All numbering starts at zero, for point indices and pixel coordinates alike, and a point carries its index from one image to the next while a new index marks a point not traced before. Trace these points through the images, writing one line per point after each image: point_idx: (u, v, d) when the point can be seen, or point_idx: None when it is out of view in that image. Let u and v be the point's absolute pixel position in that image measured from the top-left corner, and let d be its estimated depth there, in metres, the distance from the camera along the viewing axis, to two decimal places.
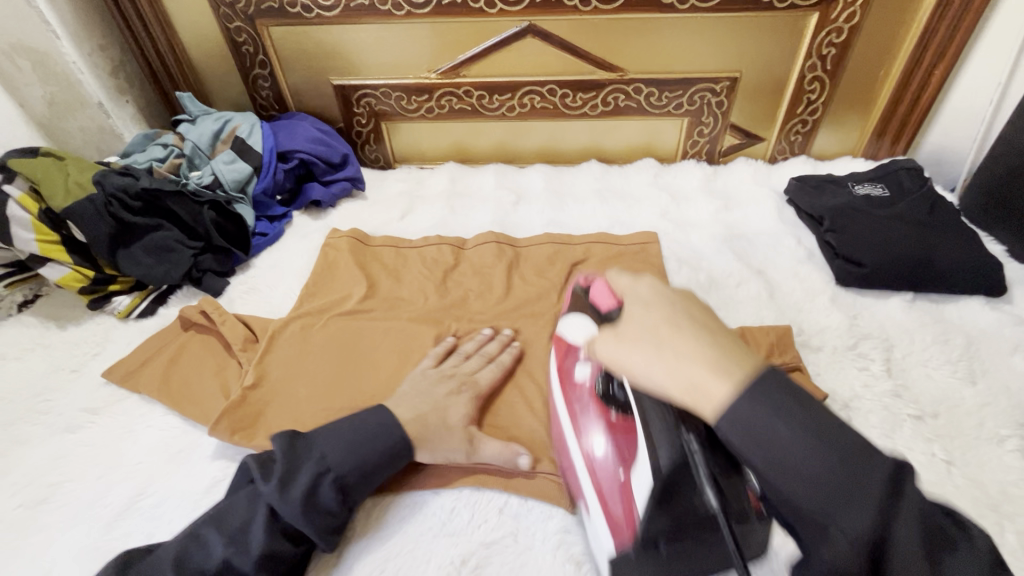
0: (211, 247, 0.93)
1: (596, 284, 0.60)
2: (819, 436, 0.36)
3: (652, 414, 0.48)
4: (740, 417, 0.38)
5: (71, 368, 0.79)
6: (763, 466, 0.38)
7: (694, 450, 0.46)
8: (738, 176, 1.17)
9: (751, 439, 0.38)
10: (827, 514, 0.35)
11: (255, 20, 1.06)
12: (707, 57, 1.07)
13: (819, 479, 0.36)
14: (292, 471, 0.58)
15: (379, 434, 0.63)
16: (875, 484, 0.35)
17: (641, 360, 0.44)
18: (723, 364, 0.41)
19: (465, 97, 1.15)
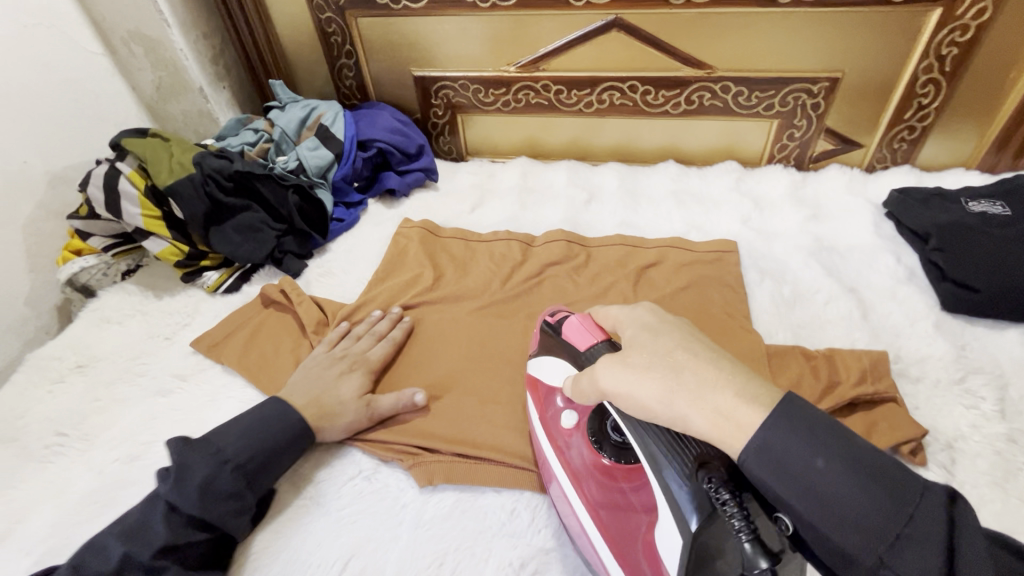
0: (293, 229, 0.97)
1: (568, 321, 0.58)
2: (858, 461, 0.36)
3: (676, 466, 0.44)
4: (784, 443, 0.37)
5: (165, 335, 0.85)
6: (815, 505, 0.36)
7: (719, 497, 0.40)
8: (831, 184, 1.08)
9: (787, 480, 0.36)
10: (895, 540, 0.34)
11: (346, 11, 1.09)
12: (806, 54, 1.00)
13: (882, 515, 0.34)
14: (187, 467, 0.59)
15: (273, 423, 0.65)
16: (928, 504, 0.34)
17: (649, 389, 0.42)
18: (741, 396, 0.39)
19: (543, 92, 1.13)
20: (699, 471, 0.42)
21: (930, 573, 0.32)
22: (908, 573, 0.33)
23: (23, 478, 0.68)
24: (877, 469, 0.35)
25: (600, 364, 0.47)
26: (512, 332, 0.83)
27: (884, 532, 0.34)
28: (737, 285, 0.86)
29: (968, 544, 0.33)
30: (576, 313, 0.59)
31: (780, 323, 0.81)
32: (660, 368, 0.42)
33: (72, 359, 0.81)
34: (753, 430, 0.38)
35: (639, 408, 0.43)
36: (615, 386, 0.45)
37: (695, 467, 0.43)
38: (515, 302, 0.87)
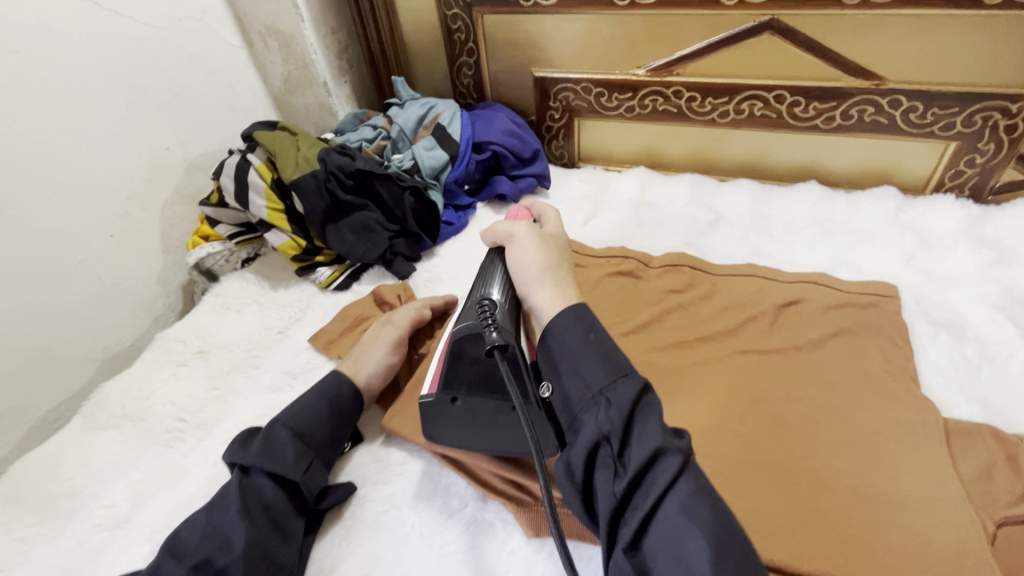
0: (405, 231, 0.96)
1: (512, 208, 0.73)
2: (602, 355, 0.50)
3: (492, 285, 0.62)
4: (563, 328, 0.53)
5: (279, 329, 0.87)
6: (562, 359, 0.52)
7: (489, 306, 0.58)
8: (1021, 222, 0.90)
9: (557, 340, 0.52)
10: (597, 394, 0.48)
11: (473, 8, 1.06)
12: (1007, 65, 0.83)
13: (598, 379, 0.49)
14: (251, 436, 0.62)
15: (327, 392, 0.66)
16: (629, 386, 0.48)
17: (533, 256, 0.61)
18: (565, 290, 0.58)
19: (673, 99, 1.04)
20: (505, 300, 0.60)
21: (608, 421, 0.47)
22: (593, 412, 0.48)
23: (147, 459, 0.70)
24: (615, 354, 0.51)
25: (518, 227, 0.64)
26: (630, 363, 0.75)
27: (587, 389, 0.49)
28: (903, 339, 0.73)
29: (647, 425, 0.47)
30: (524, 210, 0.72)
31: (961, 391, 0.67)
32: (546, 260, 0.60)
33: (194, 344, 0.84)
34: (562, 311, 0.54)
35: (518, 265, 0.61)
36: (517, 257, 0.61)
37: (505, 299, 0.60)
38: (633, 329, 0.79)
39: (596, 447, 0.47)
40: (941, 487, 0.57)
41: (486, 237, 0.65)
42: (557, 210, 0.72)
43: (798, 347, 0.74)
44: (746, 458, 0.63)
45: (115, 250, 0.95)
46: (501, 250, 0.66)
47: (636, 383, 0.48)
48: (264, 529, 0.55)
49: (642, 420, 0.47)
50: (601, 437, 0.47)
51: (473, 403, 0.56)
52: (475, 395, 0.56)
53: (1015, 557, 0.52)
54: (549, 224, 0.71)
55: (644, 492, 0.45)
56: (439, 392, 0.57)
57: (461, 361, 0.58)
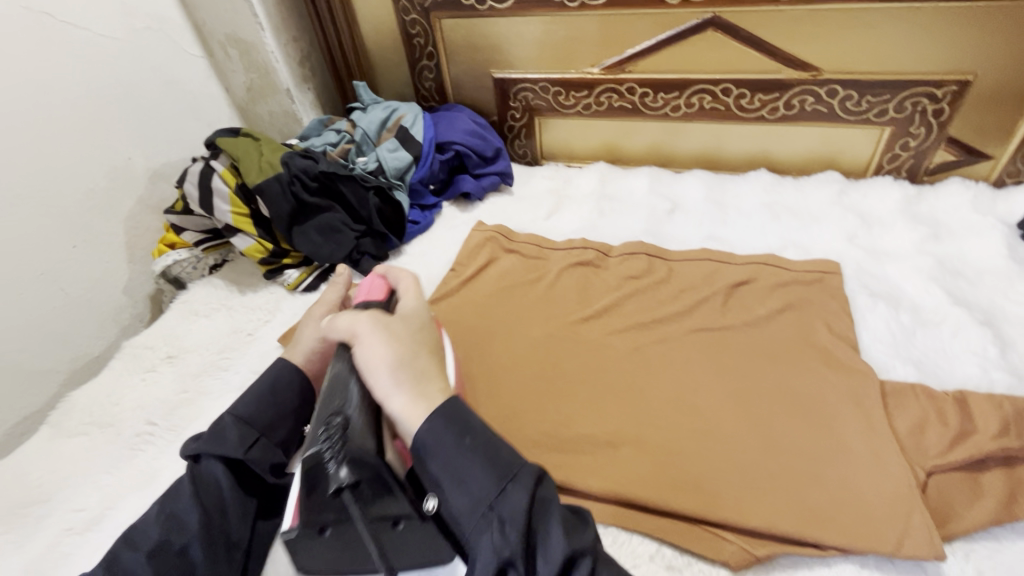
0: (371, 231, 0.97)
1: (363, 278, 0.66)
2: (487, 458, 0.48)
3: (348, 400, 0.54)
4: (437, 441, 0.49)
5: (248, 331, 0.87)
6: (444, 475, 0.49)
7: (337, 432, 0.51)
8: (953, 199, 0.96)
9: (445, 465, 0.49)
10: (488, 510, 0.46)
11: (430, 12, 1.08)
12: (930, 54, 0.90)
13: (484, 493, 0.47)
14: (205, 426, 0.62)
15: (277, 382, 0.65)
16: (521, 492, 0.46)
17: (383, 354, 0.55)
18: (425, 393, 0.54)
19: (627, 95, 1.08)
20: (362, 403, 0.54)
21: (507, 545, 0.45)
22: (488, 533, 0.46)
23: (117, 463, 0.71)
24: (504, 452, 0.49)
25: (361, 322, 0.58)
26: (589, 346, 0.78)
27: (478, 508, 0.47)
28: (843, 310, 0.77)
29: (551, 534, 0.45)
30: (381, 276, 0.66)
31: (898, 355, 0.72)
32: (396, 353, 0.55)
33: (163, 350, 0.85)
34: (427, 419, 0.51)
35: (365, 363, 0.55)
36: (365, 353, 0.55)
37: (357, 407, 0.54)
38: (593, 315, 0.82)
39: (501, 573, 0.45)
40: (877, 443, 0.62)
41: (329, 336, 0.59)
42: (413, 275, 0.66)
43: (749, 323, 0.78)
44: (700, 428, 0.66)
45: (78, 262, 0.94)
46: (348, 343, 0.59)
47: (528, 483, 0.47)
48: (213, 514, 0.56)
49: (550, 516, 0.46)
50: (503, 562, 0.44)
51: (346, 530, 0.51)
52: (347, 529, 0.51)
53: (940, 501, 0.57)
54: (407, 296, 0.65)
55: None
56: (301, 526, 0.50)
57: (314, 493, 0.50)
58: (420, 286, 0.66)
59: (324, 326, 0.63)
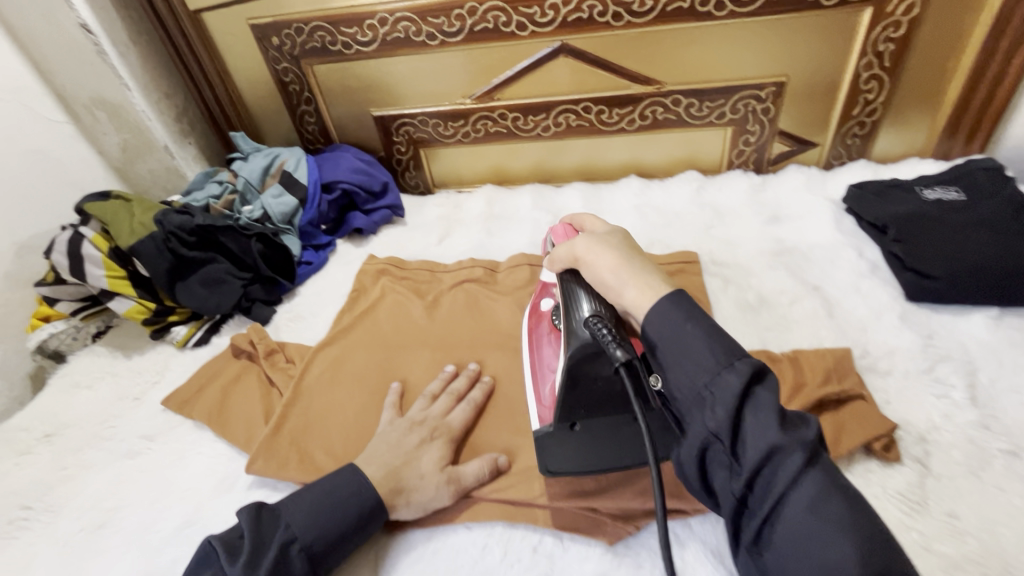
0: (260, 277, 0.98)
1: (554, 226, 0.72)
2: (712, 339, 0.47)
3: (580, 303, 0.59)
4: (662, 318, 0.49)
5: (134, 396, 0.85)
6: (667, 354, 0.49)
7: (603, 331, 0.55)
8: (790, 185, 1.10)
9: (665, 332, 0.49)
10: (704, 390, 0.46)
11: (300, 60, 1.11)
12: (749, 62, 1.02)
13: (704, 369, 0.46)
14: (260, 546, 0.55)
15: (345, 496, 0.60)
16: (735, 377, 0.45)
17: (608, 260, 0.56)
18: (649, 281, 0.53)
19: (500, 120, 1.15)
20: (605, 309, 0.58)
21: (714, 418, 0.44)
22: (698, 411, 0.46)
23: None
24: (727, 336, 0.47)
25: (578, 244, 0.60)
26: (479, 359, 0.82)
27: (699, 388, 0.46)
28: (701, 294, 0.86)
29: (762, 418, 0.43)
30: (561, 224, 0.71)
31: (747, 328, 0.81)
32: (620, 254, 0.57)
33: (40, 429, 0.81)
34: (653, 304, 0.51)
35: (597, 277, 0.57)
36: (594, 262, 0.58)
37: (605, 313, 0.57)
38: (482, 331, 0.87)
39: (708, 447, 0.45)
40: None
41: (555, 267, 0.63)
42: (596, 214, 0.71)
43: None
44: None
45: None
46: (573, 270, 0.62)
47: (744, 370, 0.45)
48: None
49: (762, 403, 0.44)
50: (709, 436, 0.45)
51: (593, 423, 0.63)
52: (594, 418, 0.63)
53: None
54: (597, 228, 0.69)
55: (761, 492, 0.43)
56: (557, 422, 0.62)
57: (580, 379, 0.60)
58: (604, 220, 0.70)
59: (546, 268, 0.67)
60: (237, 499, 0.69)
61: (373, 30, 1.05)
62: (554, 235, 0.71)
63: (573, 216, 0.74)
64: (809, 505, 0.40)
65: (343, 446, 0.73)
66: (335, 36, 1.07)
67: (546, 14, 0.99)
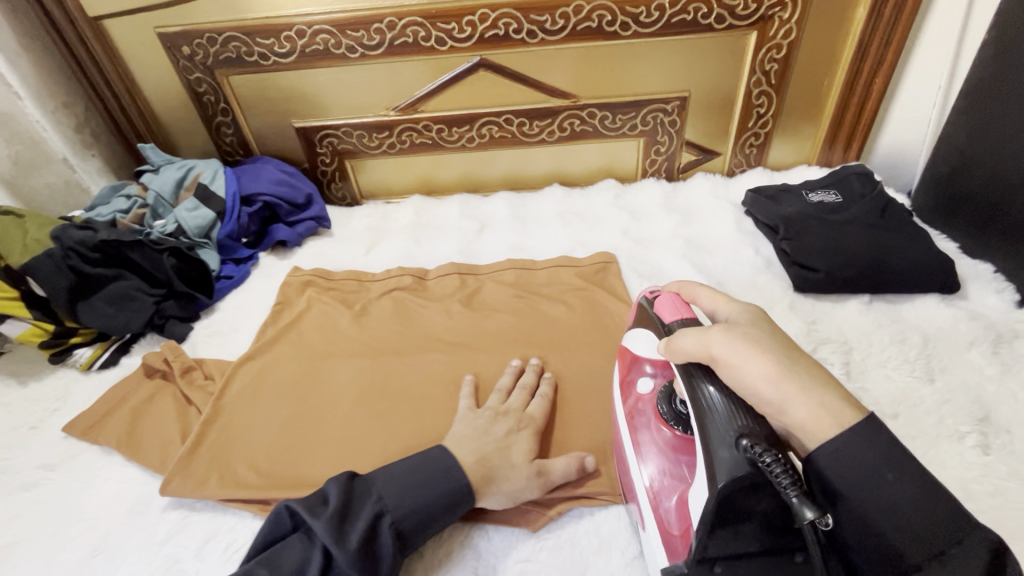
0: (174, 293, 0.93)
1: (661, 296, 0.64)
2: (904, 473, 0.44)
3: (724, 424, 0.48)
4: (842, 452, 0.45)
5: (29, 425, 0.79)
6: (854, 494, 0.44)
7: (766, 461, 0.44)
8: (697, 191, 1.19)
9: (839, 466, 0.45)
10: (898, 558, 0.43)
11: (215, 71, 1.09)
12: (656, 79, 1.11)
13: (902, 529, 0.43)
14: (350, 512, 0.57)
15: (433, 476, 0.61)
16: (957, 549, 0.42)
17: (762, 366, 0.49)
18: (832, 403, 0.47)
19: (426, 132, 1.17)
20: (758, 433, 0.47)
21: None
22: (894, 573, 0.43)
23: None
24: (928, 482, 0.44)
25: (713, 337, 0.51)
26: (407, 365, 0.83)
27: (911, 537, 0.42)
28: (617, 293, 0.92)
29: None
30: (668, 292, 0.64)
31: None
32: (778, 359, 0.49)
33: None
34: (823, 443, 0.46)
35: (744, 382, 0.49)
36: (732, 367, 0.50)
37: (754, 431, 0.47)
38: (410, 337, 0.88)
39: None
40: None
41: (677, 358, 0.54)
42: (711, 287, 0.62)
43: (545, 319, 0.89)
44: None
45: None
46: (703, 366, 0.53)
47: (976, 543, 0.41)
48: None
49: (980, 574, 0.41)
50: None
51: (737, 572, 0.46)
52: (743, 561, 0.46)
53: None
54: (717, 308, 0.60)
55: None
56: (693, 564, 0.47)
57: (733, 518, 0.46)
58: (722, 293, 0.61)
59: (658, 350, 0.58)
60: (149, 524, 0.66)
61: (291, 42, 1.04)
62: (660, 305, 0.63)
63: (677, 282, 0.67)
64: None
65: (266, 461, 0.71)
66: (250, 47, 1.05)
67: (464, 29, 1.03)
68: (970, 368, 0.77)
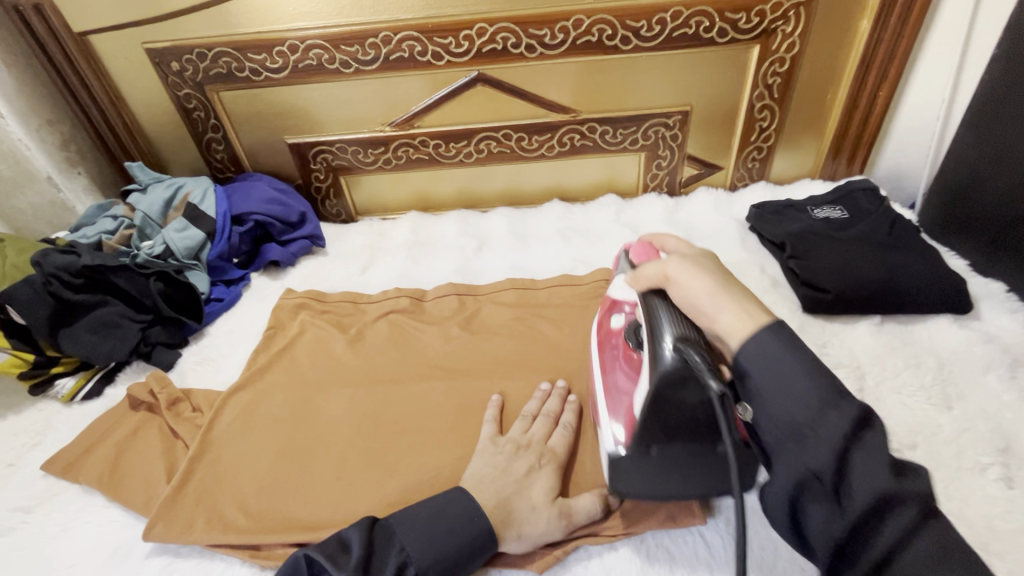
0: (161, 318, 0.90)
1: (636, 244, 0.69)
2: (816, 372, 0.46)
3: (667, 329, 0.53)
4: (762, 351, 0.48)
5: (7, 462, 0.75)
6: (764, 382, 0.48)
7: (695, 357, 0.49)
8: (700, 206, 1.17)
9: (762, 362, 0.48)
10: (801, 431, 0.45)
11: (204, 86, 1.06)
12: (657, 93, 1.09)
13: (806, 409, 0.45)
14: (373, 563, 0.54)
15: (459, 524, 0.58)
16: (842, 420, 0.44)
17: (703, 283, 0.53)
18: (752, 311, 0.51)
19: (422, 147, 1.14)
20: (693, 335, 0.52)
21: (817, 459, 0.44)
22: (798, 450, 0.45)
23: None
24: (824, 369, 0.47)
25: (670, 264, 0.56)
26: (405, 394, 0.79)
27: (806, 418, 0.45)
28: None
29: (870, 464, 0.44)
30: (642, 242, 0.69)
31: None
32: (716, 278, 0.54)
33: None
34: (746, 339, 0.49)
35: (690, 297, 0.54)
36: (688, 286, 0.54)
37: (690, 334, 0.52)
38: (408, 364, 0.84)
39: (804, 483, 0.45)
40: None
41: (639, 287, 0.58)
42: (680, 238, 0.66)
43: (548, 343, 0.86)
44: None
45: None
46: (659, 289, 0.57)
47: (854, 414, 0.45)
48: None
49: (863, 449, 0.44)
50: (809, 475, 0.45)
51: (671, 451, 0.57)
52: (674, 442, 0.57)
53: None
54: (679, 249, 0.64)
55: (864, 535, 0.43)
56: (635, 445, 0.58)
57: (663, 406, 0.54)
58: (688, 242, 0.65)
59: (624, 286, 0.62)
60: (132, 572, 0.62)
61: (283, 57, 1.01)
62: (633, 252, 0.69)
63: (651, 235, 0.71)
64: (927, 557, 0.41)
65: (257, 502, 0.68)
66: (241, 62, 1.03)
67: (461, 44, 1.00)
68: (988, 395, 0.74)
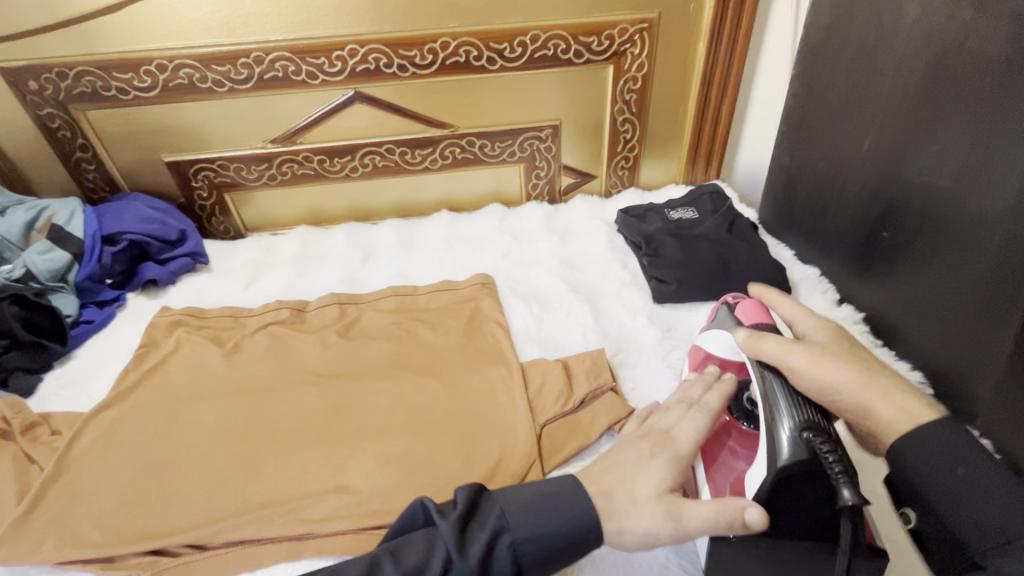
0: (19, 343, 0.88)
1: (746, 304, 0.69)
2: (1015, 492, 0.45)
3: (787, 412, 0.54)
4: (938, 452, 0.48)
5: None
6: (941, 496, 0.47)
7: (823, 448, 0.50)
8: (577, 211, 1.26)
9: (929, 464, 0.48)
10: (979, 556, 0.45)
11: (67, 105, 1.04)
12: (527, 108, 1.18)
13: (984, 530, 0.45)
14: (474, 521, 0.51)
15: (560, 504, 0.52)
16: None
17: (845, 375, 0.54)
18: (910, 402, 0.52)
19: (306, 163, 1.17)
20: (810, 426, 0.52)
21: None
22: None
23: None
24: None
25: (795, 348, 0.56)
26: (277, 400, 0.82)
27: (995, 532, 0.44)
28: (491, 314, 0.96)
29: None
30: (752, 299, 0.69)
31: (530, 340, 0.92)
32: (859, 370, 0.54)
33: None
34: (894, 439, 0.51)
35: (819, 387, 0.55)
36: (813, 376, 0.54)
37: (816, 420, 0.52)
38: (283, 372, 0.87)
39: None
40: (508, 417, 0.78)
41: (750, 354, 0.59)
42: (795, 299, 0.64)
43: (422, 344, 0.91)
44: (374, 446, 0.75)
45: None
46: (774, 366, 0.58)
47: None
48: None
49: None
50: None
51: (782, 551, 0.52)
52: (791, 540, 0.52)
53: (547, 446, 0.75)
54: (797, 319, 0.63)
55: None
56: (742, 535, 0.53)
57: (788, 498, 0.51)
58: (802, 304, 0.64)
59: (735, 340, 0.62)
60: None
61: (151, 76, 1.02)
62: (743, 310, 0.69)
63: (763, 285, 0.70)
64: None
65: (114, 516, 0.68)
66: (106, 81, 1.02)
67: (334, 64, 1.05)
68: None
